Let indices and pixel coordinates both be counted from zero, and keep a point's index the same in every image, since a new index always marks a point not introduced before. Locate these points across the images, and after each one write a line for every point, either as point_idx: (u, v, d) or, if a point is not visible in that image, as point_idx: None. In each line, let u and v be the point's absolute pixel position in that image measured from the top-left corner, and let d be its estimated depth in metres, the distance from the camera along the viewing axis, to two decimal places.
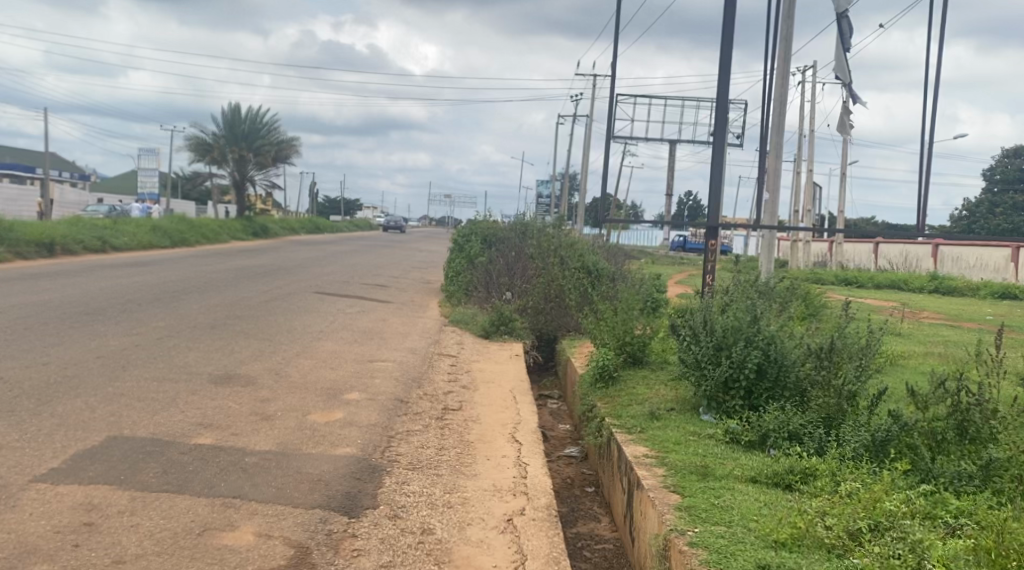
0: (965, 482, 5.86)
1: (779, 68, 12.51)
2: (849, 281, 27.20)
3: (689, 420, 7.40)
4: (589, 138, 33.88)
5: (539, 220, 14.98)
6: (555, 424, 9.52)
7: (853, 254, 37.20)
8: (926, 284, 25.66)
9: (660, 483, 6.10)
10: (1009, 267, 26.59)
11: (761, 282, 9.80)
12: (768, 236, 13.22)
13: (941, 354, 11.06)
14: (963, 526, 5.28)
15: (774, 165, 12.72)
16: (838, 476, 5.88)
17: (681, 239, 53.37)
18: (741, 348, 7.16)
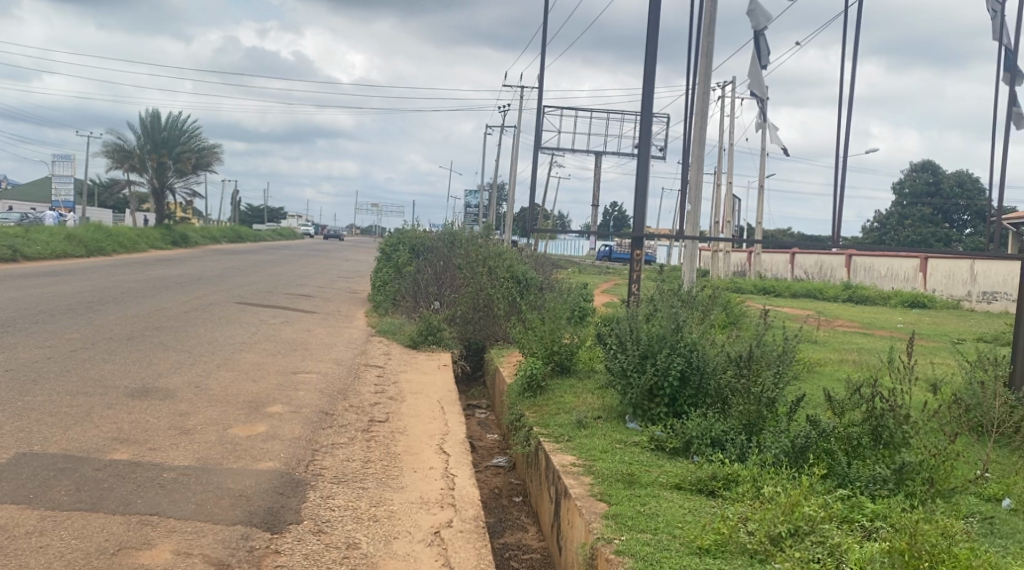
0: (880, 486, 6.02)
1: (700, 83, 12.73)
2: (767, 290, 27.75)
3: (615, 428, 7.46)
4: (515, 148, 34.02)
5: (467, 230, 14.98)
6: (483, 434, 9.50)
7: (771, 265, 37.94)
8: (840, 294, 26.31)
9: (587, 491, 6.12)
10: (917, 277, 27.38)
11: (685, 292, 9.92)
12: (691, 246, 13.43)
13: (855, 361, 11.32)
14: (878, 529, 5.41)
15: (696, 178, 12.93)
16: (759, 481, 5.98)
17: (605, 249, 53.91)
18: (666, 356, 7.23)
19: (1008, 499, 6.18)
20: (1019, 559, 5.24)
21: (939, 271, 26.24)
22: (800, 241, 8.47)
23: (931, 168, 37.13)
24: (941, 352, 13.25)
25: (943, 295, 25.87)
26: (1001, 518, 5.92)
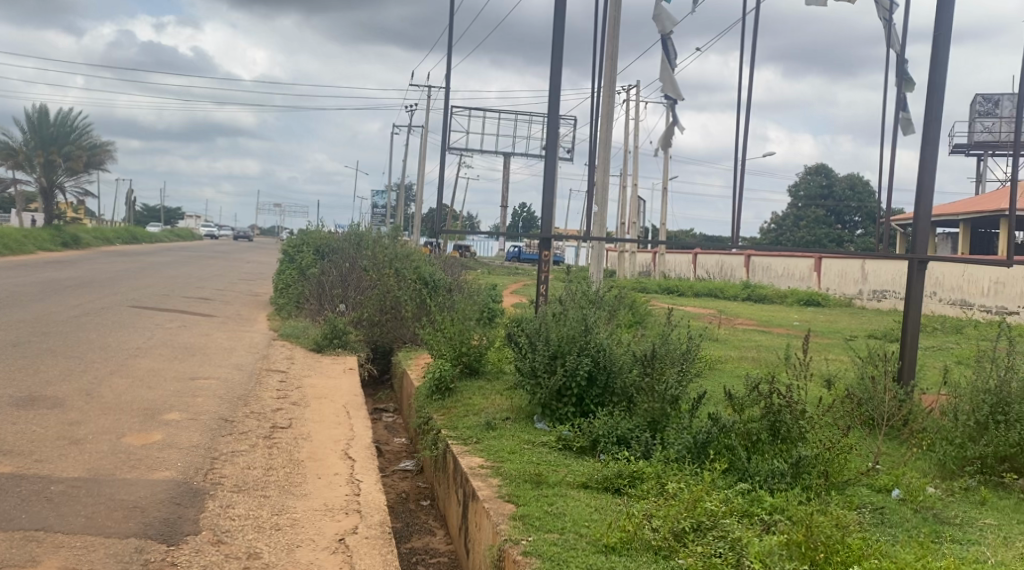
0: (778, 480, 6.16)
1: (605, 86, 12.87)
2: (671, 290, 28.23)
3: (523, 429, 7.46)
4: (421, 149, 33.87)
5: (374, 231, 14.83)
6: (390, 438, 9.42)
7: (674, 265, 38.62)
8: (739, 293, 26.92)
9: (495, 493, 6.11)
10: (812, 276, 28.21)
11: (592, 292, 10.00)
12: (597, 246, 13.56)
13: (753, 358, 11.59)
14: (776, 521, 5.53)
15: (603, 179, 13.05)
16: (664, 477, 6.06)
17: (513, 250, 54.14)
18: (574, 356, 7.27)
19: (898, 490, 6.39)
20: (907, 547, 5.42)
21: (833, 270, 27.09)
22: (701, 242, 8.61)
23: (824, 171, 38.31)
24: (834, 348, 13.68)
25: (836, 293, 26.72)
26: (892, 508, 6.13)
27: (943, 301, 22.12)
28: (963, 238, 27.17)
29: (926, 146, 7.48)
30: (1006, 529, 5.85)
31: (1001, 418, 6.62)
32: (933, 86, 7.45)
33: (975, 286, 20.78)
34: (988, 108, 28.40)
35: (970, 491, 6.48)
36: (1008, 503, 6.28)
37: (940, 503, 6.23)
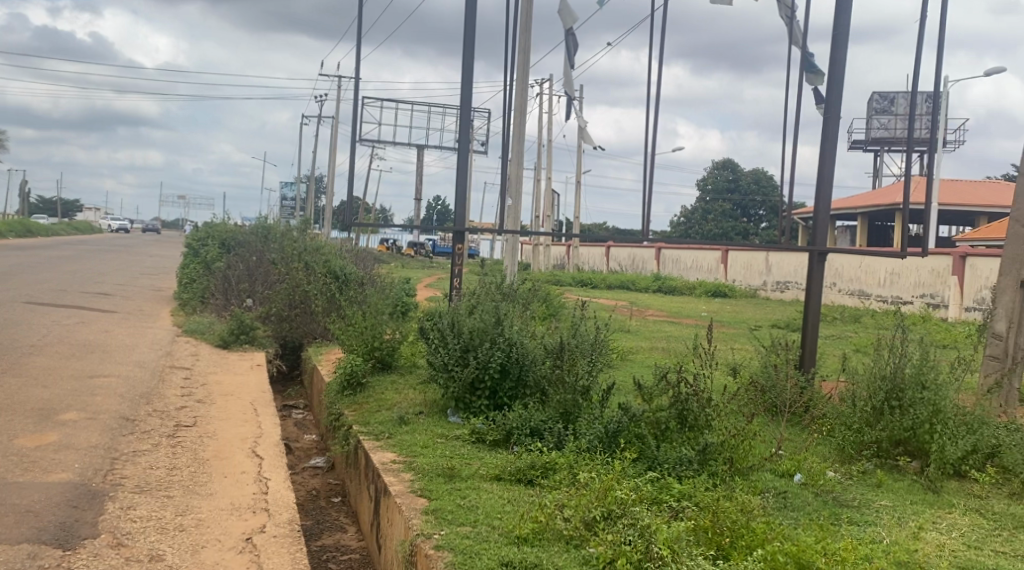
0: (685, 467, 6.26)
1: (518, 80, 12.89)
2: (584, 282, 28.49)
3: (436, 423, 7.44)
4: (332, 140, 33.47)
5: (282, 225, 14.59)
6: (300, 435, 9.29)
7: (588, 257, 38.99)
8: (650, 285, 27.31)
9: (407, 488, 6.07)
10: (719, 268, 28.78)
11: (505, 285, 10.02)
12: (512, 239, 13.58)
13: (664, 349, 11.76)
14: (684, 508, 5.63)
15: (516, 172, 13.08)
16: (575, 467, 6.11)
17: (427, 242, 53.89)
18: (486, 349, 7.28)
19: (800, 474, 6.57)
20: (809, 530, 5.58)
21: (739, 263, 27.69)
22: (614, 235, 8.62)
23: (730, 166, 39.14)
24: (740, 338, 14.00)
25: (742, 285, 27.34)
26: (794, 492, 6.30)
27: (843, 292, 22.84)
28: (862, 230, 28.07)
29: (828, 140, 7.69)
30: (899, 510, 6.07)
31: (896, 404, 6.87)
32: (834, 81, 7.66)
33: (872, 276, 21.50)
34: (885, 105, 29.36)
35: (867, 474, 6.71)
36: (902, 484, 6.52)
37: (839, 486, 6.43)
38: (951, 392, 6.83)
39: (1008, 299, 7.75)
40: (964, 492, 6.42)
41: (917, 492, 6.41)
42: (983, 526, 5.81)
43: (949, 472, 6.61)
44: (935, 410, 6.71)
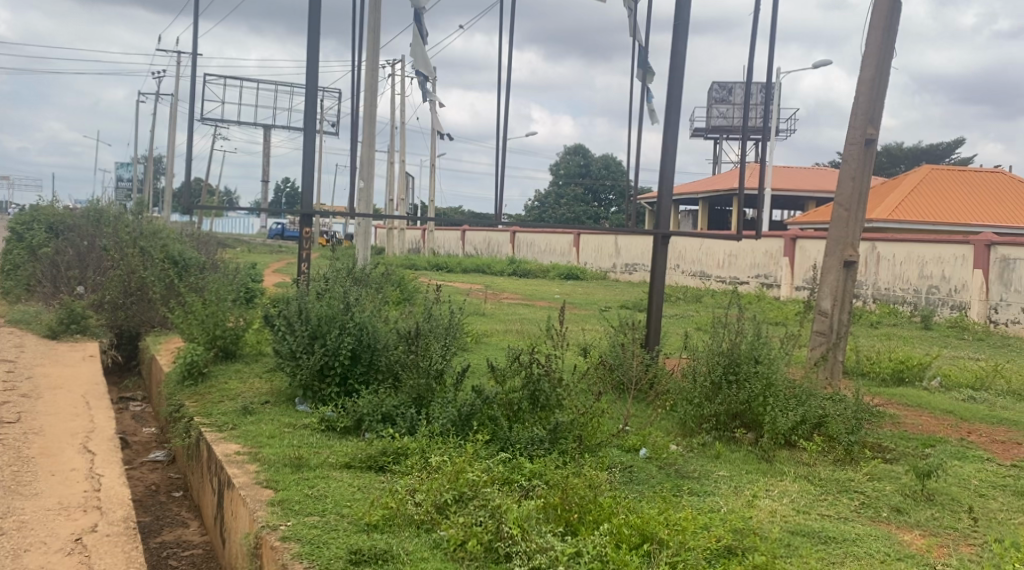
0: (537, 446, 6.30)
1: (368, 60, 12.66)
2: (440, 266, 28.38)
3: (284, 412, 7.22)
4: (171, 120, 32.07)
5: (116, 208, 13.88)
6: (138, 429, 8.88)
7: (443, 241, 38.90)
8: (505, 268, 27.42)
9: (252, 479, 5.87)
10: (572, 251, 29.23)
11: (356, 270, 9.85)
12: (363, 223, 13.38)
13: (517, 331, 11.82)
14: (534, 486, 5.67)
15: (366, 155, 12.86)
16: (427, 452, 6.05)
17: (277, 226, 52.49)
18: (335, 334, 7.12)
19: (645, 449, 6.72)
20: (654, 502, 5.72)
21: (590, 245, 28.19)
22: (469, 218, 8.43)
23: (581, 152, 40.43)
24: (591, 319, 14.24)
25: (593, 267, 27.87)
26: (639, 466, 6.45)
27: (686, 273, 23.58)
28: (704, 214, 29.08)
29: (673, 124, 7.87)
30: (737, 479, 6.30)
31: (733, 378, 7.11)
32: (677, 66, 7.84)
33: (713, 258, 22.27)
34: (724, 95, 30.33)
35: (707, 446, 6.95)
36: (738, 455, 6.79)
37: (681, 458, 6.62)
38: (782, 366, 7.16)
39: (833, 277, 8.14)
40: (795, 460, 6.73)
41: (753, 462, 6.68)
42: (812, 492, 6.11)
43: (780, 442, 6.92)
44: (768, 384, 7.02)
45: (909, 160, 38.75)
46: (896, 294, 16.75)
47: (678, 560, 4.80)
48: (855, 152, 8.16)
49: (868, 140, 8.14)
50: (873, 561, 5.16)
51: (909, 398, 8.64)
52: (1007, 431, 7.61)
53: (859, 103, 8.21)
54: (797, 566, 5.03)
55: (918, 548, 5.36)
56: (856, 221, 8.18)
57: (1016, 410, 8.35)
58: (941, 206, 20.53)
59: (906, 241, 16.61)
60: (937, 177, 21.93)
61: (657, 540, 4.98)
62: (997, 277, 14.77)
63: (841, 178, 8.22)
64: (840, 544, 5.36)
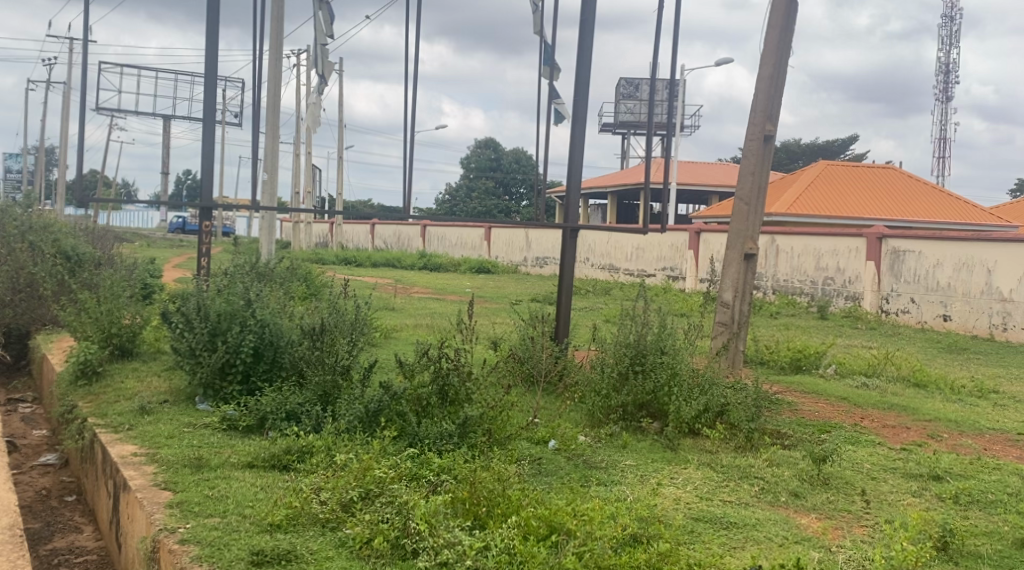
0: (446, 441, 6.26)
1: (271, 51, 12.40)
2: (348, 260, 28.06)
3: (184, 411, 7.04)
4: (66, 109, 30.92)
5: (5, 201, 13.31)
6: (29, 431, 8.55)
7: (352, 235, 38.48)
8: (415, 262, 27.24)
9: (149, 482, 5.69)
10: (483, 245, 29.22)
11: (261, 265, 9.66)
12: (268, 217, 13.12)
13: (427, 325, 11.76)
14: (443, 481, 5.64)
15: (269, 147, 12.61)
16: (333, 449, 5.96)
17: (179, 220, 51.11)
18: (236, 331, 6.94)
19: (554, 441, 6.75)
20: (562, 493, 5.75)
21: (501, 239, 28.24)
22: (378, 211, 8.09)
23: (491, 145, 40.47)
24: (501, 312, 14.24)
25: (504, 261, 27.95)
26: (548, 458, 6.47)
27: (595, 266, 23.81)
28: (612, 208, 29.41)
29: (580, 119, 7.91)
30: (643, 468, 6.38)
31: (639, 369, 7.21)
32: (586, 61, 7.89)
33: (621, 251, 22.54)
34: (631, 90, 30.69)
35: (614, 436, 7.02)
36: (645, 445, 6.87)
37: (589, 449, 6.68)
38: (686, 356, 7.29)
39: (734, 270, 8.31)
40: (698, 448, 6.86)
41: (658, 451, 6.77)
42: (715, 479, 6.23)
43: (684, 430, 7.04)
44: (672, 373, 7.14)
45: (807, 157, 39.90)
46: (795, 285, 17.22)
47: (584, 549, 4.83)
48: (754, 147, 8.34)
49: (766, 137, 8.33)
50: (772, 545, 5.28)
51: (806, 385, 8.88)
52: (897, 416, 7.88)
53: (757, 100, 8.39)
54: (700, 552, 5.13)
55: (814, 531, 5.50)
56: (755, 215, 8.37)
57: (906, 396, 8.65)
58: (837, 200, 21.17)
59: (803, 234, 17.08)
60: (834, 172, 22.62)
61: (564, 531, 5.01)
62: (889, 269, 15.30)
63: (741, 173, 8.39)
64: (740, 529, 5.47)
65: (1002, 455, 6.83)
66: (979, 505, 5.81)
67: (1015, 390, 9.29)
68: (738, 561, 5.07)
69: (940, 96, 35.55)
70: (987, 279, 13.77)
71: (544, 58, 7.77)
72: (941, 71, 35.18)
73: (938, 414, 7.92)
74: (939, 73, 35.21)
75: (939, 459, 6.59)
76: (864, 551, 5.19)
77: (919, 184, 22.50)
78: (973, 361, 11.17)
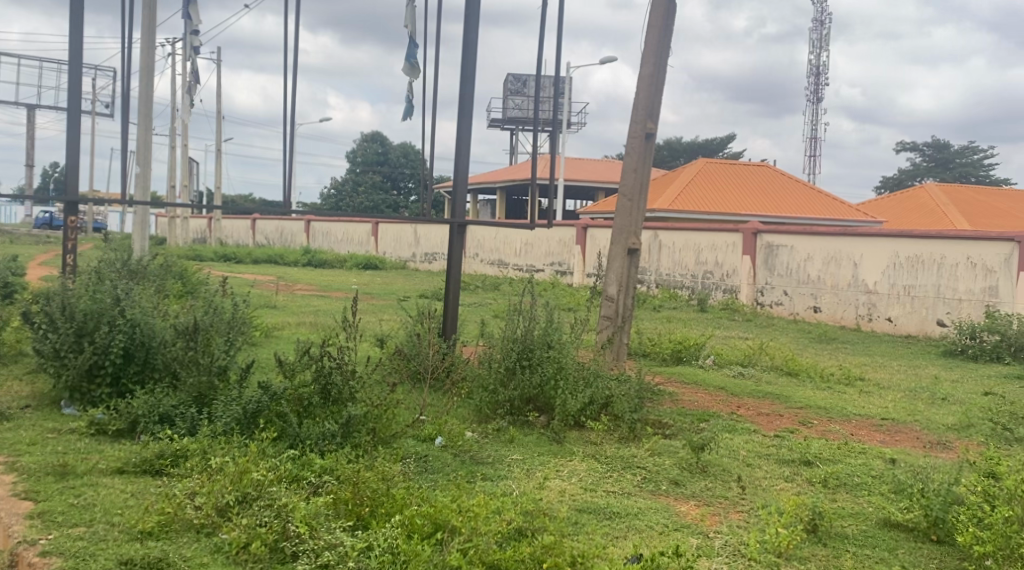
0: (328, 441, 6.13)
1: (143, 39, 11.96)
2: (228, 257, 27.34)
3: (48, 416, 6.72)
4: None
5: None
6: None
7: (233, 231, 37.54)
8: (300, 258, 26.74)
9: (8, 492, 5.41)
10: (370, 241, 28.90)
11: (133, 261, 9.32)
12: (141, 212, 12.67)
13: (310, 323, 11.57)
14: (324, 482, 5.54)
15: (142, 139, 12.17)
16: (209, 453, 5.78)
17: (46, 214, 48.92)
18: (104, 332, 6.66)
19: (440, 438, 6.70)
20: (448, 490, 5.72)
21: (389, 235, 27.99)
22: (259, 205, 7.83)
23: (378, 139, 40.04)
24: (386, 308, 14.10)
25: (392, 257, 27.74)
26: (434, 455, 6.43)
27: (484, 261, 23.85)
28: (500, 204, 29.51)
29: (463, 113, 7.87)
30: (529, 462, 6.41)
31: (526, 363, 7.24)
32: (469, 56, 7.86)
33: (509, 246, 22.64)
34: (518, 87, 30.79)
35: (501, 431, 7.01)
36: (531, 439, 6.89)
37: (475, 445, 6.66)
38: (573, 350, 7.36)
39: (619, 265, 8.42)
40: (584, 440, 6.93)
41: (544, 444, 6.81)
42: (599, 470, 6.30)
43: (570, 423, 7.10)
44: (558, 367, 7.20)
45: (688, 154, 40.88)
46: (676, 278, 17.60)
47: (469, 546, 4.82)
48: (636, 145, 8.47)
49: (648, 134, 8.47)
50: (653, 533, 5.38)
51: (686, 376, 9.07)
52: (771, 404, 8.13)
53: (639, 98, 8.52)
54: (583, 543, 5.17)
55: (693, 518, 5.62)
56: (638, 211, 8.49)
57: (780, 385, 8.95)
58: (716, 198, 21.73)
59: (684, 229, 17.46)
60: (713, 170, 23.21)
61: (450, 528, 4.98)
62: (763, 263, 15.79)
63: (624, 170, 8.53)
64: (622, 518, 5.55)
65: (867, 440, 7.12)
66: (846, 487, 6.05)
67: (879, 376, 9.71)
68: (620, 550, 5.14)
69: (811, 97, 36.86)
70: (854, 272, 14.35)
71: (409, 56, 7.74)
72: (811, 73, 36.47)
73: (809, 401, 8.21)
74: (811, 75, 36.50)
75: (809, 444, 6.83)
76: (739, 536, 5.32)
77: (793, 182, 23.29)
78: (842, 350, 11.62)
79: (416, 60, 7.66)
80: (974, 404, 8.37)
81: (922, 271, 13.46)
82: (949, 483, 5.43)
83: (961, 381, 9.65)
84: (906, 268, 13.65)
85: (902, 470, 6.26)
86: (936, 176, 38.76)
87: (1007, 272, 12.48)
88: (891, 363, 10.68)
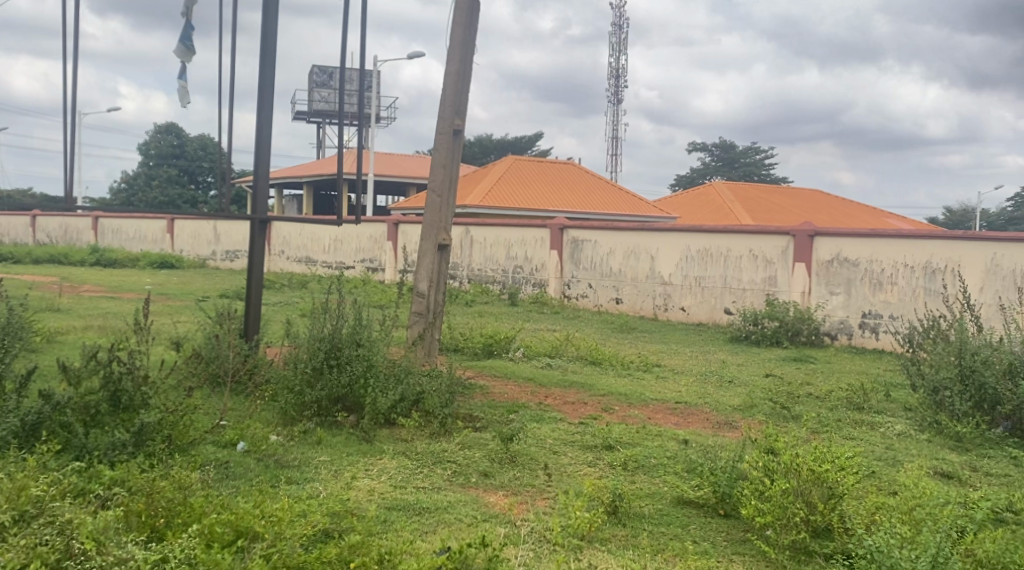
0: (118, 451, 5.79)
1: None
2: (6, 258, 25.48)
3: None
4: None
5: None
6: None
7: (10, 229, 34.97)
8: (88, 257, 25.30)
9: None
10: (165, 238, 27.66)
11: None
12: None
13: (99, 326, 10.96)
14: (113, 495, 5.23)
15: None
16: None
17: None
18: None
19: (242, 442, 6.49)
20: (250, 497, 5.52)
21: (185, 232, 26.90)
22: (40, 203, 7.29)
23: (173, 130, 38.18)
24: (181, 309, 13.55)
25: (190, 254, 26.67)
26: (236, 461, 6.20)
27: (290, 259, 23.28)
28: (308, 199, 28.95)
29: (264, 104, 7.66)
30: (337, 462, 6.32)
31: (334, 362, 7.12)
32: (267, 43, 7.63)
33: (316, 243, 22.27)
34: (323, 79, 30.34)
35: (307, 433, 6.85)
36: (339, 439, 6.77)
37: (280, 449, 6.49)
38: (382, 348, 7.33)
39: (429, 261, 8.39)
40: (394, 437, 6.89)
41: (352, 444, 6.71)
42: (408, 466, 6.28)
43: (380, 422, 7.04)
44: (368, 365, 7.13)
45: (498, 151, 41.42)
46: (487, 274, 17.74)
47: (272, 551, 4.67)
48: (444, 141, 8.50)
49: (455, 130, 8.52)
50: (461, 525, 5.41)
51: (495, 368, 9.20)
52: (576, 393, 8.36)
53: (446, 95, 8.54)
54: (391, 540, 5.15)
55: (501, 507, 5.70)
56: (447, 207, 8.50)
57: (585, 373, 9.23)
58: (523, 194, 22.13)
59: (493, 225, 17.63)
60: (521, 167, 23.61)
61: (251, 534, 4.84)
62: (569, 257, 16.21)
63: (433, 167, 8.51)
64: (431, 513, 5.56)
65: (663, 423, 7.45)
66: (644, 469, 6.30)
67: (673, 362, 10.17)
68: (427, 544, 5.15)
69: (611, 98, 38.12)
70: (652, 265, 14.96)
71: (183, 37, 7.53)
72: (612, 75, 37.70)
73: (611, 388, 8.51)
74: (611, 77, 37.73)
75: (610, 430, 7.06)
76: (544, 523, 5.43)
77: (596, 180, 24.03)
78: (640, 338, 12.12)
79: (190, 44, 7.44)
80: (756, 385, 8.93)
81: (714, 262, 14.18)
82: (735, 461, 5.74)
83: (744, 365, 10.27)
84: (699, 260, 14.33)
85: (693, 450, 6.59)
86: (723, 175, 41.03)
87: (785, 262, 13.34)
88: (684, 350, 11.22)
